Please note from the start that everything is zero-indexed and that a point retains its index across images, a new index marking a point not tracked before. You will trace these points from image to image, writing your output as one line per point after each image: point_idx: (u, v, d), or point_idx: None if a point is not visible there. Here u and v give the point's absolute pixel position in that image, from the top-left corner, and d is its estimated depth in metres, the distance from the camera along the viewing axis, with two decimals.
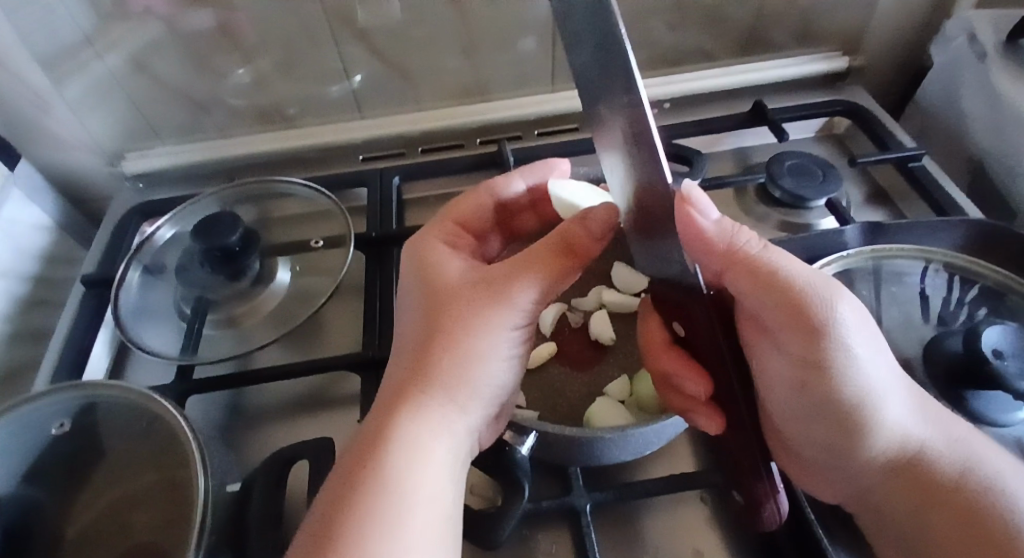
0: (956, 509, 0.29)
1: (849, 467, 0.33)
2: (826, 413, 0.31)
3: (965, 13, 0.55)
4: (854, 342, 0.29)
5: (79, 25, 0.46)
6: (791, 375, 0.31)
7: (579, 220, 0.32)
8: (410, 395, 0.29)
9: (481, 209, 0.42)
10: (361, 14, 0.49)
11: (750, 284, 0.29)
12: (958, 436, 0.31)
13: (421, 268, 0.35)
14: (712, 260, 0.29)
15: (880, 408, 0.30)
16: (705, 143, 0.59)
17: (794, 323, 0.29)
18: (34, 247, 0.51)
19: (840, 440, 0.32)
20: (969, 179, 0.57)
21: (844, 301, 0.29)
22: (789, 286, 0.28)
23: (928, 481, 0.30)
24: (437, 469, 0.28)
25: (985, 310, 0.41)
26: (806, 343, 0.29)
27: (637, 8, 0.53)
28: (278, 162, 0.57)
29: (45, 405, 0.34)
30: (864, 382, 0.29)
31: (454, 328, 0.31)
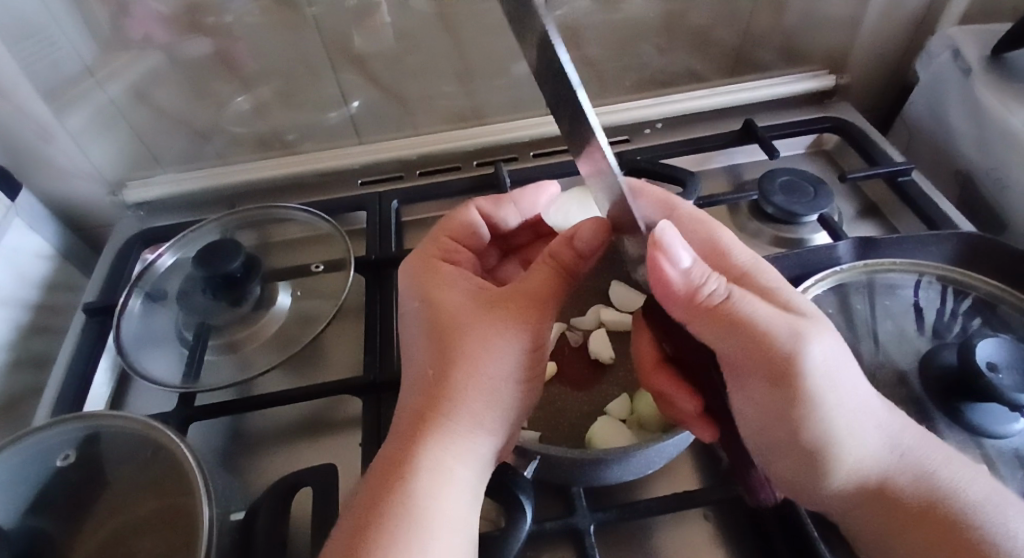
0: (929, 532, 0.30)
1: (820, 497, 0.32)
2: (793, 447, 0.31)
3: (946, 31, 0.56)
4: (822, 383, 0.29)
5: (82, 57, 0.47)
6: (759, 416, 0.31)
7: (565, 242, 0.34)
8: (426, 422, 0.30)
9: (471, 227, 0.41)
10: (358, 41, 0.50)
11: (715, 328, 0.29)
12: (931, 461, 0.31)
13: (424, 290, 0.35)
14: (676, 308, 0.30)
15: (849, 443, 0.30)
16: (697, 161, 0.60)
17: (758, 365, 0.29)
18: (36, 276, 0.52)
19: (808, 472, 0.31)
20: (959, 192, 0.58)
21: (814, 342, 0.28)
22: (757, 333, 0.28)
23: (903, 509, 0.30)
24: (459, 493, 0.29)
25: (979, 321, 0.42)
26: (771, 388, 0.29)
27: (628, 32, 0.54)
28: (278, 188, 0.58)
29: (53, 435, 0.34)
30: (829, 419, 0.29)
31: (465, 354, 0.31)
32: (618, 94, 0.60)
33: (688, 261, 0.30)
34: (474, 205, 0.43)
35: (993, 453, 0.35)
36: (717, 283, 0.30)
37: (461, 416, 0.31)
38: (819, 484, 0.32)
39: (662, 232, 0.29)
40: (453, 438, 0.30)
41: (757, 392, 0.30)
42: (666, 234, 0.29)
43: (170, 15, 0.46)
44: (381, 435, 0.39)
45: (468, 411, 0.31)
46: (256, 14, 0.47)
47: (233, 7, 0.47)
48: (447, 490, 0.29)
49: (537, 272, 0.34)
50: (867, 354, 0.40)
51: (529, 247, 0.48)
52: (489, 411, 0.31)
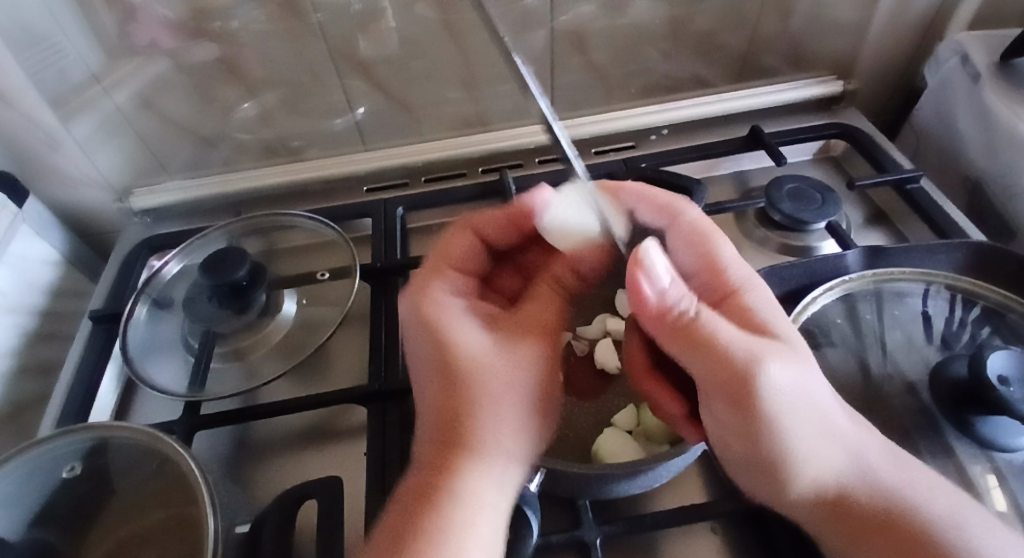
0: (890, 546, 0.29)
1: (781, 506, 0.33)
2: (755, 459, 0.31)
3: (955, 36, 0.56)
4: (779, 404, 0.29)
5: (87, 63, 0.47)
6: (725, 432, 0.32)
7: (569, 269, 0.40)
8: (453, 452, 0.30)
9: (472, 249, 0.42)
10: (363, 48, 0.50)
11: (684, 348, 0.31)
12: (894, 473, 0.31)
13: (427, 319, 0.35)
14: (648, 323, 0.32)
15: (803, 459, 0.31)
16: (704, 167, 0.60)
17: (720, 385, 0.30)
18: (43, 283, 0.52)
19: (768, 483, 0.32)
20: (967, 198, 0.58)
21: (774, 365, 0.30)
22: (719, 354, 0.30)
23: (867, 522, 0.30)
24: (497, 515, 0.29)
25: (988, 330, 0.41)
26: (731, 407, 0.30)
27: (634, 38, 0.54)
28: (285, 195, 0.58)
29: (58, 446, 0.34)
30: (785, 435, 0.30)
31: (493, 387, 0.32)
32: (623, 100, 0.60)
33: (668, 281, 0.32)
34: (470, 227, 0.42)
35: (1003, 466, 0.34)
36: (692, 305, 0.32)
37: (487, 444, 0.31)
38: (778, 494, 0.32)
39: (645, 250, 0.33)
40: (482, 466, 0.30)
41: (721, 411, 0.31)
42: (647, 253, 0.32)
43: (175, 21, 0.46)
44: (383, 445, 0.39)
45: (501, 441, 0.31)
46: (262, 21, 0.47)
47: (239, 14, 0.47)
48: (482, 516, 0.29)
49: (542, 296, 0.38)
50: (875, 364, 0.40)
51: (523, 252, 0.45)
52: (515, 436, 0.32)
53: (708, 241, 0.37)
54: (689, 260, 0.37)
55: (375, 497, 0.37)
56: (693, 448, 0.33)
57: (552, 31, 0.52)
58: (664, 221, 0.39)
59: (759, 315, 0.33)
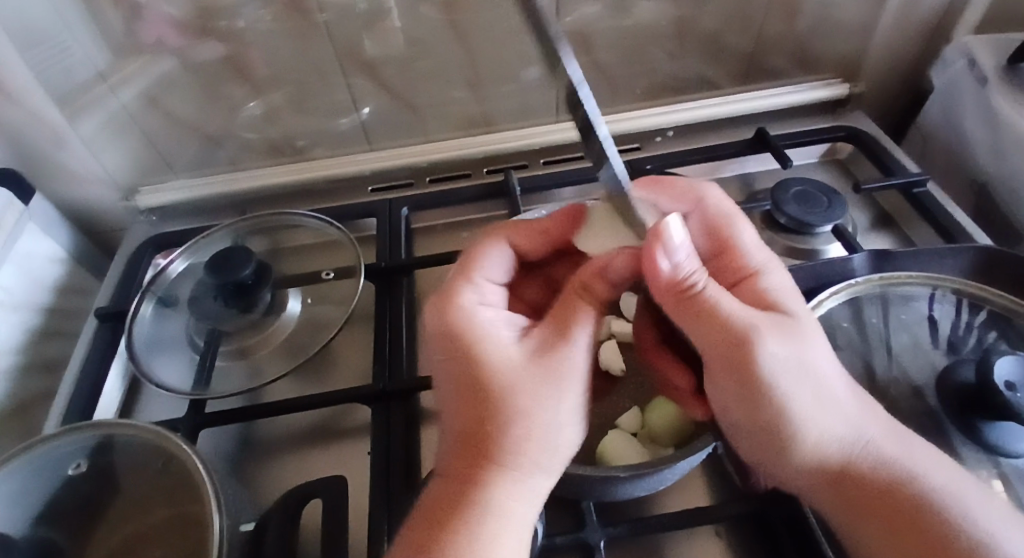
0: (890, 521, 0.30)
1: (782, 475, 0.33)
2: (756, 427, 0.32)
3: (962, 39, 0.56)
4: (782, 375, 0.30)
5: (94, 61, 0.47)
6: (727, 401, 0.32)
7: (597, 273, 0.34)
8: (475, 470, 0.30)
9: (507, 260, 0.42)
10: (369, 47, 0.50)
11: (691, 317, 0.32)
12: (899, 448, 0.31)
13: (452, 335, 0.34)
14: (658, 294, 0.33)
15: (805, 427, 0.31)
16: (709, 169, 0.60)
17: (722, 351, 0.31)
18: (49, 280, 0.52)
19: (769, 453, 0.32)
20: (974, 202, 0.57)
21: (773, 340, 0.30)
22: (722, 322, 0.31)
23: (868, 493, 0.31)
24: (521, 529, 0.30)
25: (995, 334, 0.41)
26: (734, 375, 0.31)
27: (640, 39, 0.54)
28: (290, 195, 0.58)
29: (65, 443, 0.34)
30: (790, 404, 0.30)
31: (525, 403, 0.31)
32: (628, 102, 0.60)
33: (683, 256, 0.32)
34: (500, 234, 0.42)
35: (1010, 471, 0.34)
36: (703, 279, 0.32)
37: (513, 463, 0.30)
38: (779, 463, 0.32)
39: (665, 223, 0.32)
40: (505, 484, 0.30)
41: (723, 380, 0.31)
42: (668, 227, 0.32)
43: (182, 19, 0.46)
44: (388, 445, 0.39)
45: (531, 458, 0.31)
46: (268, 20, 0.47)
47: (244, 12, 0.47)
48: (508, 531, 0.29)
49: (570, 303, 0.34)
50: (881, 368, 0.40)
51: (554, 264, 0.45)
52: (541, 457, 0.31)
53: (729, 226, 0.37)
54: (705, 244, 0.38)
55: (379, 498, 0.36)
56: (701, 451, 0.33)
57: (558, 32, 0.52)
58: (684, 206, 0.39)
59: (772, 296, 0.34)
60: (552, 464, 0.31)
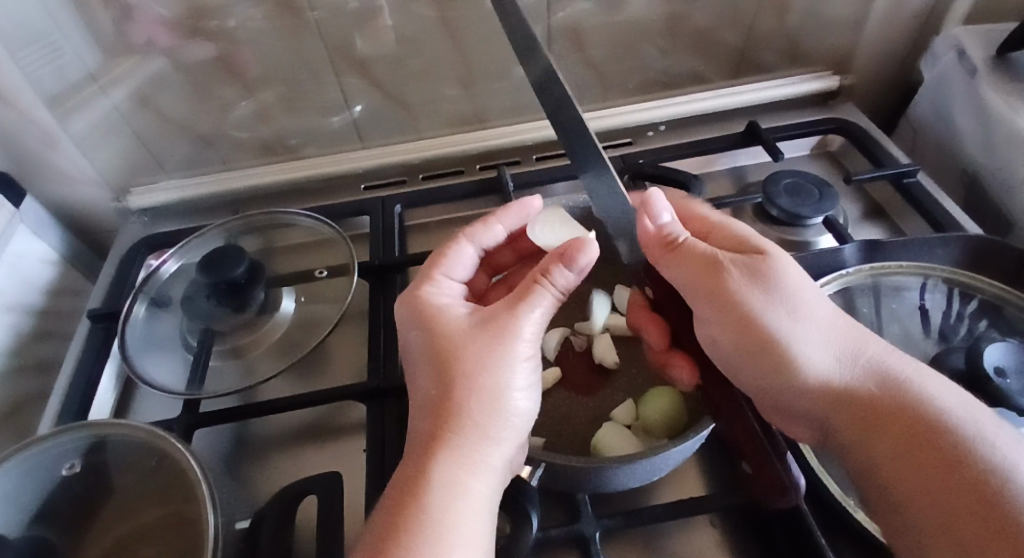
0: (898, 437, 0.28)
1: (790, 406, 0.32)
2: (744, 349, 0.33)
3: (952, 30, 0.56)
4: (759, 296, 0.32)
5: (84, 62, 0.47)
6: (716, 331, 0.34)
7: (554, 258, 0.34)
8: (434, 438, 0.30)
9: (468, 260, 0.40)
10: (361, 45, 0.50)
11: (669, 262, 0.35)
12: (892, 369, 0.30)
13: (421, 315, 0.35)
14: (648, 249, 0.37)
15: (795, 347, 0.31)
16: (701, 163, 0.60)
17: (706, 282, 0.33)
18: (40, 282, 0.52)
19: (772, 375, 0.32)
20: (964, 193, 0.58)
21: (739, 266, 0.33)
22: (695, 257, 0.34)
23: (875, 411, 0.29)
24: (476, 503, 0.29)
25: (986, 323, 0.41)
26: (719, 301, 0.33)
27: (631, 34, 0.54)
28: (282, 194, 0.58)
29: (60, 443, 0.34)
30: (773, 320, 0.32)
31: (466, 370, 0.31)
32: (620, 97, 0.60)
33: (668, 218, 0.37)
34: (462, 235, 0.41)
35: None
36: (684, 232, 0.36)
37: (461, 431, 0.30)
38: (783, 389, 0.32)
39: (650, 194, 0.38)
40: (460, 455, 0.29)
41: (706, 312, 0.34)
42: (654, 196, 0.38)
43: (172, 19, 0.46)
44: (383, 442, 0.39)
45: (476, 425, 0.30)
46: (258, 19, 0.47)
47: (235, 11, 0.47)
48: (459, 503, 0.28)
49: (527, 290, 0.33)
50: None
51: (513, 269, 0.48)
52: (492, 424, 0.31)
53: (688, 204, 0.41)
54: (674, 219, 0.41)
55: (375, 495, 0.37)
56: (700, 434, 0.33)
57: (549, 28, 0.52)
58: None
59: (749, 235, 0.36)
60: (501, 434, 0.31)
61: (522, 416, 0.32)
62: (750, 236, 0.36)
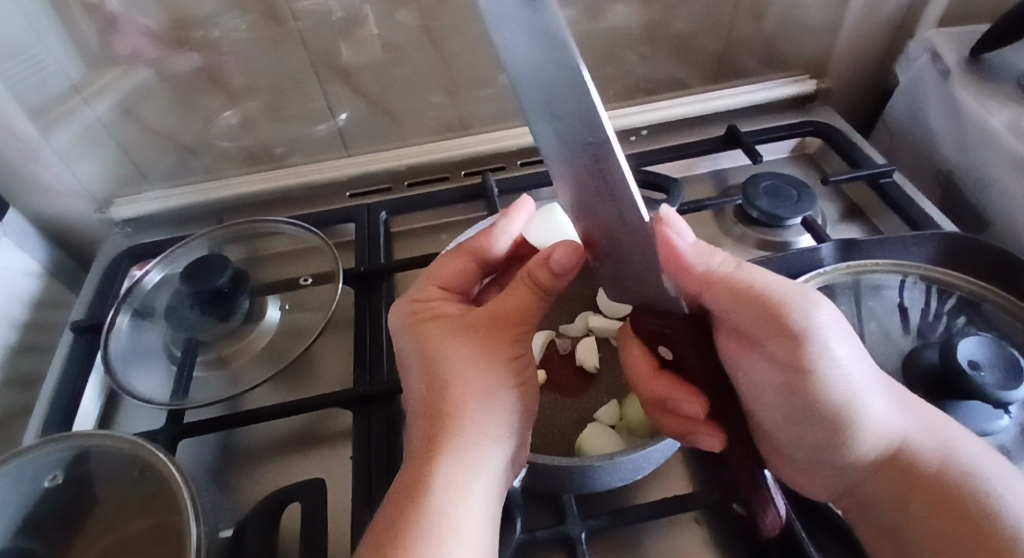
0: (938, 501, 0.30)
1: (837, 466, 0.32)
2: (804, 410, 0.30)
3: (925, 33, 0.58)
4: (831, 346, 0.29)
5: (67, 74, 0.47)
6: (771, 382, 0.31)
7: (541, 261, 0.33)
8: (432, 444, 0.30)
9: (467, 273, 0.39)
10: (346, 54, 0.51)
11: (731, 299, 0.30)
12: (934, 425, 0.31)
13: (416, 326, 0.35)
14: (686, 277, 0.31)
15: (868, 409, 0.30)
16: (682, 167, 0.61)
17: (775, 328, 0.29)
18: (24, 294, 0.51)
19: (828, 436, 0.31)
20: (940, 192, 0.59)
21: (818, 307, 0.29)
22: (768, 299, 0.29)
23: (917, 474, 0.30)
24: (475, 506, 0.29)
25: (963, 320, 0.42)
26: (787, 351, 0.29)
27: (612, 41, 0.55)
28: (268, 202, 0.58)
29: (40, 456, 0.34)
30: (849, 379, 0.29)
31: (460, 374, 0.31)
32: (602, 103, 0.60)
33: (689, 239, 0.30)
34: (468, 251, 0.39)
35: None
36: (728, 259, 0.31)
37: (459, 435, 0.30)
38: (836, 452, 0.31)
39: (665, 212, 0.29)
40: (458, 462, 0.29)
41: (773, 356, 0.30)
42: (669, 214, 0.29)
43: (157, 30, 0.46)
44: (370, 446, 0.39)
45: (475, 426, 0.30)
46: (243, 30, 0.47)
47: (220, 22, 0.47)
48: (460, 506, 0.28)
49: (515, 292, 0.33)
50: None
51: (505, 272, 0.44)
52: (490, 426, 0.31)
53: None
54: None
55: (362, 501, 0.36)
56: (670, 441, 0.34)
57: None
58: None
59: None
60: (498, 432, 0.31)
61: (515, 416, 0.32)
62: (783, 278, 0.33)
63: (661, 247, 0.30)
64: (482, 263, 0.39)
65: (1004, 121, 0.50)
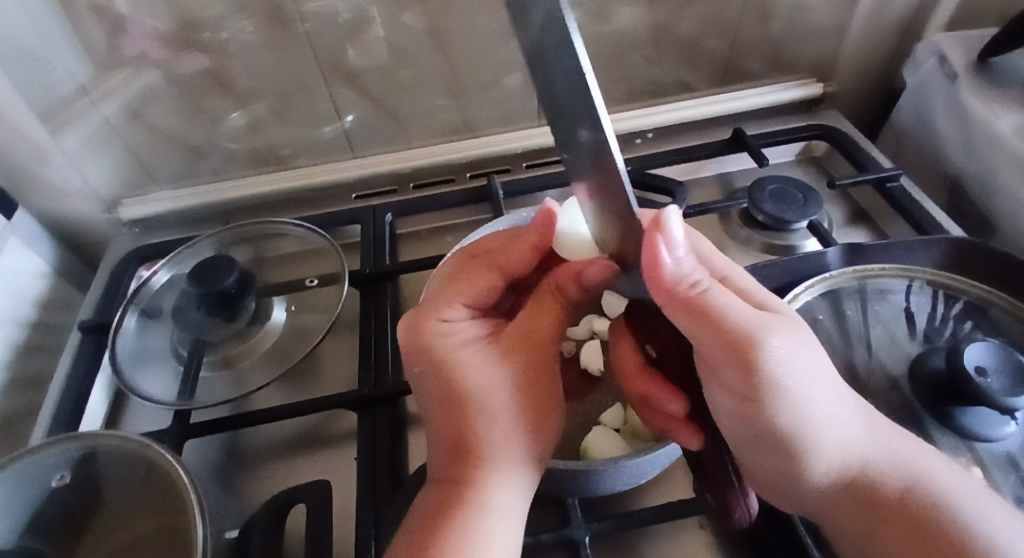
0: (902, 524, 0.30)
1: (799, 489, 0.32)
2: (763, 436, 0.30)
3: (932, 37, 0.57)
4: (789, 374, 0.28)
5: (74, 76, 0.47)
6: (734, 404, 0.30)
7: (574, 277, 0.34)
8: (469, 465, 0.30)
9: (495, 288, 0.37)
10: (352, 56, 0.51)
11: (689, 321, 0.28)
12: (898, 450, 0.30)
13: (439, 341, 0.33)
14: (657, 292, 0.29)
15: (822, 435, 0.29)
16: (687, 169, 0.61)
17: (730, 356, 0.28)
18: (32, 294, 0.52)
19: (785, 461, 0.30)
20: (947, 195, 0.59)
21: (776, 335, 0.28)
22: (726, 327, 0.28)
23: (880, 497, 0.30)
24: (512, 520, 0.30)
25: (971, 324, 0.42)
26: (743, 378, 0.28)
27: (618, 44, 0.55)
28: (274, 204, 0.59)
29: (49, 455, 0.35)
30: (802, 407, 0.28)
31: (493, 397, 0.32)
32: (608, 105, 0.60)
33: (683, 253, 0.28)
34: (497, 267, 0.37)
35: (986, 456, 0.34)
36: (707, 279, 0.29)
37: (494, 457, 0.31)
38: (797, 477, 0.31)
39: (667, 214, 0.28)
40: (499, 479, 0.31)
41: (731, 381, 0.29)
42: (671, 217, 0.28)
43: (165, 32, 0.47)
44: (374, 448, 0.39)
45: (510, 447, 0.31)
46: (250, 32, 0.48)
47: (227, 25, 0.47)
48: (499, 523, 0.30)
49: (544, 307, 0.35)
50: (860, 361, 0.40)
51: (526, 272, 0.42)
52: (531, 445, 0.32)
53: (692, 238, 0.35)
54: None
55: (365, 505, 0.36)
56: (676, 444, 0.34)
57: None
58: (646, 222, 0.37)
59: (760, 298, 0.32)
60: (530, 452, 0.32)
61: (552, 429, 0.33)
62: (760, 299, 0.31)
63: (646, 255, 0.28)
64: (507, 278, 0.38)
65: (1010, 125, 0.50)
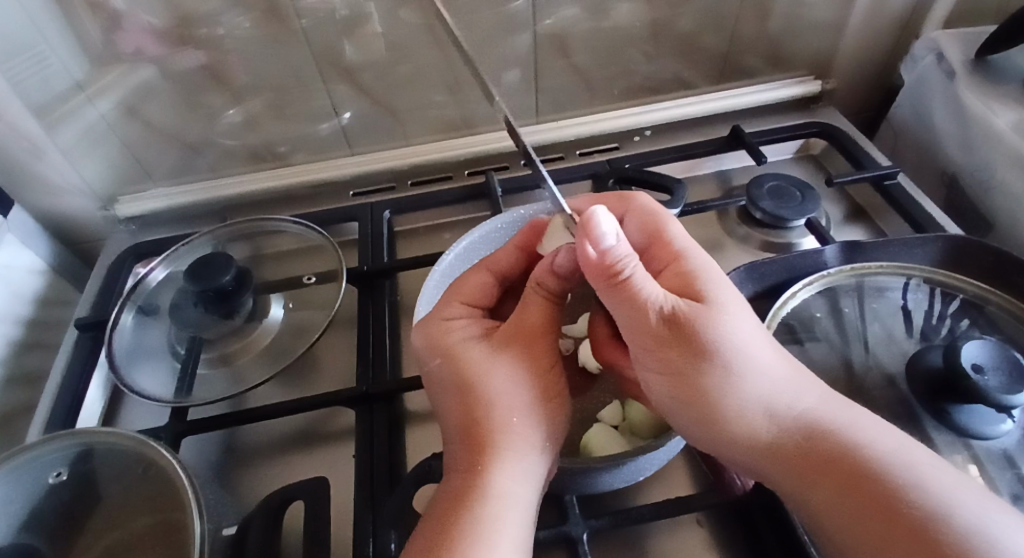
0: (832, 490, 0.28)
1: (732, 459, 0.32)
2: (680, 399, 0.31)
3: (930, 34, 0.57)
4: (695, 342, 0.30)
5: (70, 72, 0.47)
6: (655, 378, 0.32)
7: (547, 269, 0.34)
8: (479, 456, 0.30)
9: (488, 287, 0.38)
10: (349, 52, 0.51)
11: (613, 301, 0.31)
12: (828, 417, 0.30)
13: (445, 341, 0.34)
14: (590, 277, 0.32)
15: (733, 396, 0.30)
16: (685, 167, 0.61)
17: (639, 330, 0.31)
18: (28, 291, 0.51)
19: (710, 430, 0.31)
20: (945, 193, 0.59)
21: (678, 310, 0.30)
22: (639, 304, 0.30)
23: (811, 466, 0.29)
24: (523, 508, 0.30)
25: (967, 322, 0.42)
26: (656, 349, 0.31)
27: (616, 41, 0.55)
28: (272, 200, 0.59)
29: (46, 452, 0.34)
30: (714, 373, 0.30)
31: (497, 386, 0.32)
32: (606, 102, 0.60)
33: (613, 241, 0.31)
34: (484, 265, 0.39)
35: (983, 453, 0.35)
36: (632, 264, 0.31)
37: (501, 446, 0.31)
38: (726, 446, 0.31)
39: (595, 211, 0.31)
40: (506, 467, 0.30)
41: (647, 359, 0.32)
42: (598, 213, 0.31)
43: (161, 28, 0.46)
44: (371, 445, 0.39)
45: (519, 435, 0.31)
46: (246, 28, 0.47)
47: (223, 20, 0.47)
48: (509, 511, 0.29)
49: (529, 303, 0.34)
50: (857, 358, 0.40)
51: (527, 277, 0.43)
52: (539, 435, 0.32)
53: (660, 222, 0.36)
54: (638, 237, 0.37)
55: (362, 502, 0.37)
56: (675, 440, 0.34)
57: (535, 34, 0.52)
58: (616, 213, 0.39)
59: (697, 277, 0.32)
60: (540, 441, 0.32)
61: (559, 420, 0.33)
62: (701, 279, 0.32)
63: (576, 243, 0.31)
64: (501, 278, 0.39)
65: (1009, 121, 0.50)
